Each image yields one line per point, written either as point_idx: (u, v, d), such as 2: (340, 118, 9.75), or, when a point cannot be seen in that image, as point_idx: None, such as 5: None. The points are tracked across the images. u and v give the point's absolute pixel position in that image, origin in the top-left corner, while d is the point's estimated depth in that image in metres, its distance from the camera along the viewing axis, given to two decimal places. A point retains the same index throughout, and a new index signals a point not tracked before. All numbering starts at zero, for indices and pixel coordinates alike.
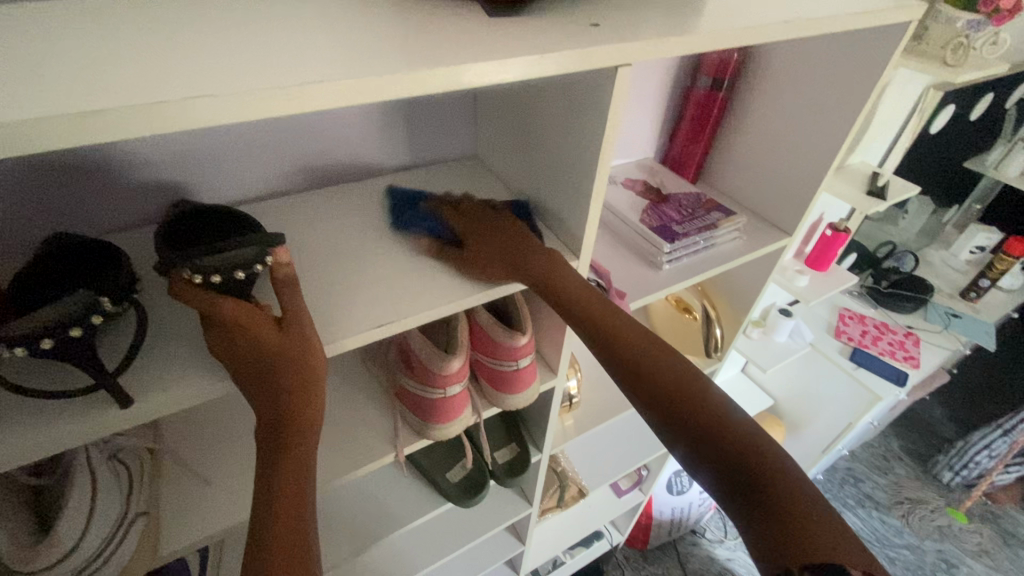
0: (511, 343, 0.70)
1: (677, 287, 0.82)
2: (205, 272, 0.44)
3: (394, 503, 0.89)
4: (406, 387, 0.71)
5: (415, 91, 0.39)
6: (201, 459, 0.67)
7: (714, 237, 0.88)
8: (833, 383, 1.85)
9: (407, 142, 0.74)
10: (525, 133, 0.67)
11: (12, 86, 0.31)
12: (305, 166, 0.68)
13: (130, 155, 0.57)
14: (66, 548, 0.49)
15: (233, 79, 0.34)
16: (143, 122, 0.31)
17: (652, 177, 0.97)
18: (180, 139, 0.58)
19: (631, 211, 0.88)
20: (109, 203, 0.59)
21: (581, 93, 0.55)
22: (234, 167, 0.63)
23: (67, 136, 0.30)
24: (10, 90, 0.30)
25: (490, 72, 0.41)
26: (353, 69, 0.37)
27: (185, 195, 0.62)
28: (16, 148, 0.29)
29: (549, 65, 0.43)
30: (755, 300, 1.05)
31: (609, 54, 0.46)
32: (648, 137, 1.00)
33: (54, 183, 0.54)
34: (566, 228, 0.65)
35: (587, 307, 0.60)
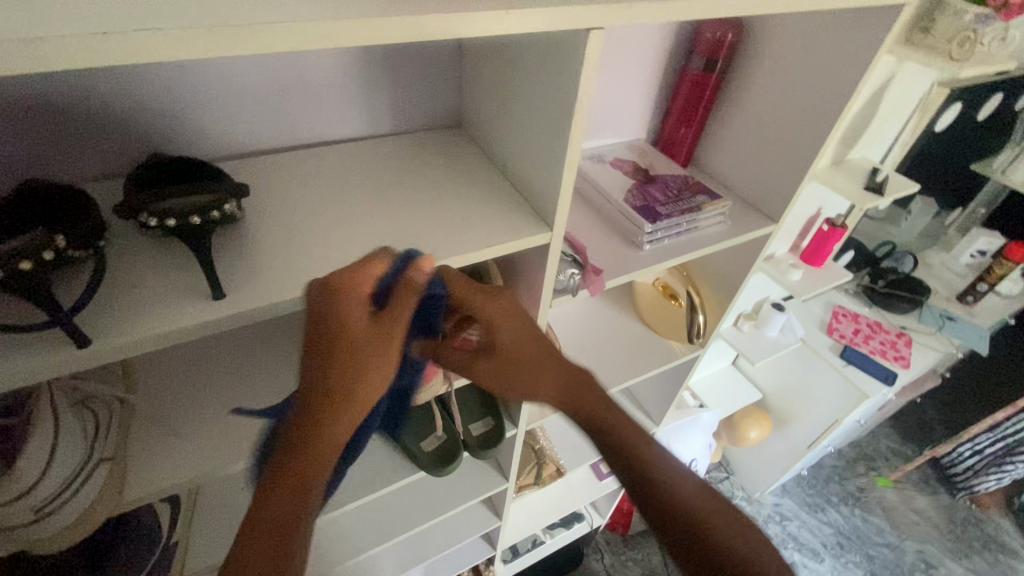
0: None
1: (656, 267, 0.82)
2: (160, 216, 0.45)
3: (368, 467, 0.91)
4: None
5: (374, 40, 0.38)
6: (170, 411, 0.68)
7: (698, 219, 0.87)
8: (821, 379, 1.85)
9: (389, 106, 0.73)
10: (506, 102, 0.67)
11: None
12: (282, 125, 0.68)
13: (104, 103, 0.56)
14: (26, 485, 0.50)
15: (186, 16, 0.34)
16: (87, 53, 0.31)
17: (641, 158, 0.96)
18: (152, 89, 0.57)
19: (616, 190, 0.87)
20: (81, 150, 0.58)
21: (557, 60, 0.55)
22: (209, 121, 0.63)
23: (8, 60, 0.30)
24: None
25: (453, 27, 0.40)
26: (312, 12, 0.37)
27: (159, 146, 0.62)
28: None
29: (518, 22, 0.43)
30: (739, 287, 1.05)
31: (579, 16, 0.45)
32: (640, 117, 0.99)
33: (24, 126, 0.54)
34: (541, 198, 0.65)
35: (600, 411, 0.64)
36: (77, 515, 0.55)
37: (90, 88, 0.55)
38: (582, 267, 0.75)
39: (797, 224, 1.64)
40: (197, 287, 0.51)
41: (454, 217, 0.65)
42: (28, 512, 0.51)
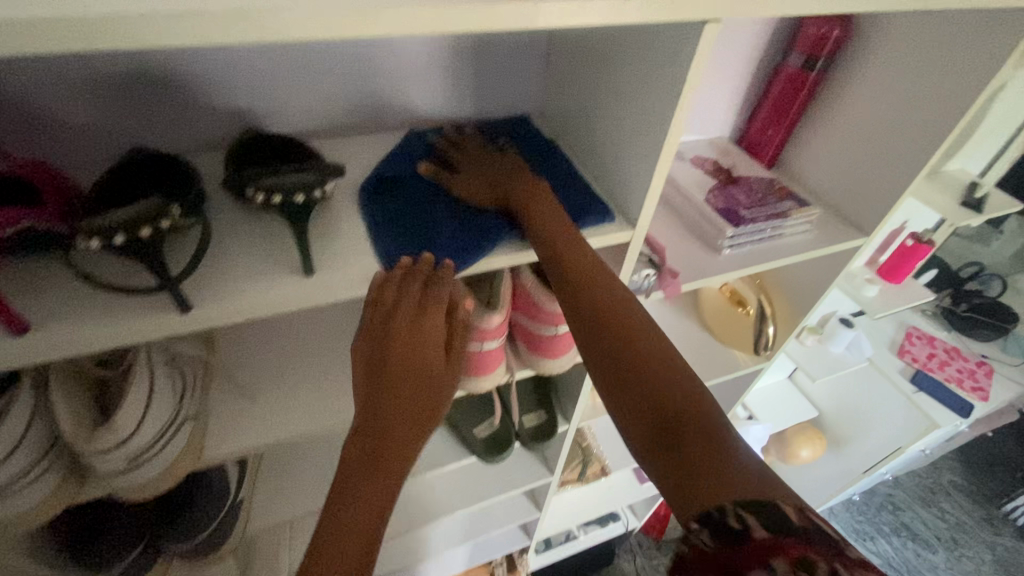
0: (551, 308, 0.69)
1: (734, 274, 0.78)
2: (267, 191, 0.46)
3: (421, 447, 0.92)
4: (517, 321, 0.75)
5: (489, 26, 0.38)
6: (246, 376, 0.71)
7: (783, 227, 0.82)
8: (888, 402, 1.74)
9: (474, 92, 0.73)
10: (595, 94, 0.64)
11: None
12: (370, 106, 0.68)
13: (208, 77, 0.58)
14: (123, 436, 0.53)
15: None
16: (224, 29, 0.32)
17: (724, 157, 0.92)
18: (253, 64, 0.59)
19: (696, 190, 0.84)
20: (186, 121, 0.61)
21: (660, 52, 0.52)
22: (302, 99, 0.64)
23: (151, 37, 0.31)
24: None
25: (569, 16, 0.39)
26: None
27: (255, 121, 0.63)
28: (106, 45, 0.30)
29: (632, 10, 0.41)
30: (816, 300, 1.00)
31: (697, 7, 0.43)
32: (725, 114, 0.94)
33: (137, 96, 0.57)
34: (625, 195, 0.63)
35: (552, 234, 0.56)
36: (163, 468, 0.58)
37: (200, 61, 0.57)
38: (658, 268, 0.72)
39: (877, 236, 1.54)
40: (291, 263, 0.52)
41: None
42: (121, 461, 0.54)
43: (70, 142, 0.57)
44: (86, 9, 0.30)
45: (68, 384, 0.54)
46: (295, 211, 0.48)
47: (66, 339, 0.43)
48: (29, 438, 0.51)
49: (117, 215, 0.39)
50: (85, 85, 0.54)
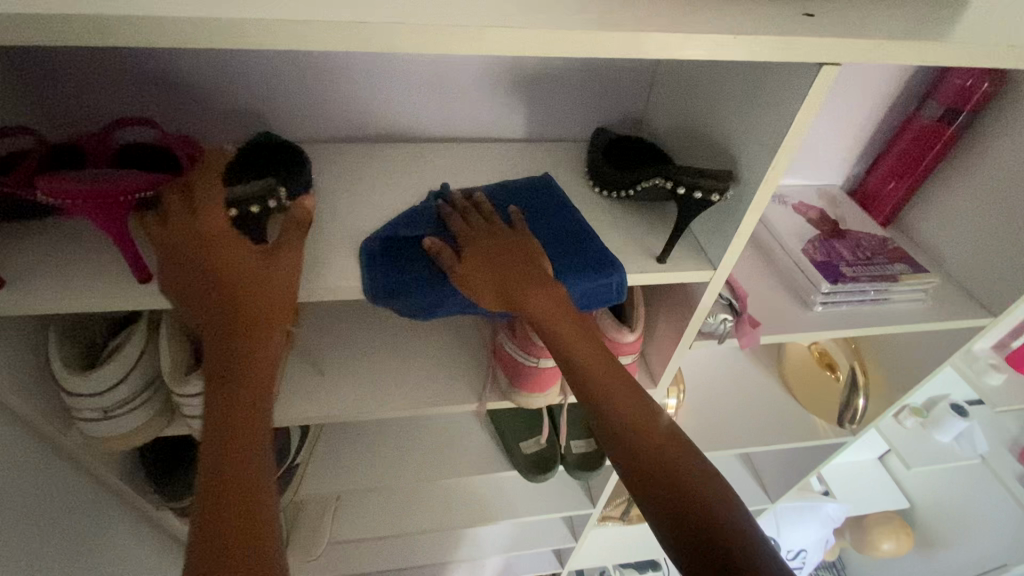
0: (615, 336, 0.65)
1: (825, 334, 0.72)
2: (692, 186, 0.53)
3: (468, 449, 0.94)
4: None
5: (582, 51, 0.40)
6: (322, 351, 0.77)
7: (889, 290, 0.75)
8: (994, 508, 1.52)
9: (573, 111, 0.74)
10: (694, 125, 0.63)
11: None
12: (473, 117, 0.72)
13: (336, 79, 0.65)
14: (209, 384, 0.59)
15: (430, 14, 0.39)
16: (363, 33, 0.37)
17: (831, 207, 0.85)
18: (376, 67, 0.65)
19: (794, 237, 0.78)
20: (311, 118, 0.68)
21: (766, 89, 0.50)
22: (415, 102, 0.69)
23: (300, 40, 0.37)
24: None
25: (659, 47, 0.40)
26: (539, 20, 0.39)
27: (369, 123, 0.70)
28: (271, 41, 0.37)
29: (737, 46, 0.41)
30: (920, 378, 0.90)
31: (801, 47, 0.42)
32: (840, 161, 0.88)
33: (274, 88, 0.64)
34: (709, 232, 0.60)
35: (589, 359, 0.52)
36: None
37: (335, 66, 0.64)
38: (737, 315, 0.68)
39: (1011, 318, 1.33)
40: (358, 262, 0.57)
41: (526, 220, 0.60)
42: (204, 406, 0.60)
43: (219, 125, 0.66)
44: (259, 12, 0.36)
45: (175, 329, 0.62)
46: (677, 225, 0.56)
47: None
48: (133, 371, 0.58)
49: (247, 189, 0.50)
50: (234, 75, 0.62)
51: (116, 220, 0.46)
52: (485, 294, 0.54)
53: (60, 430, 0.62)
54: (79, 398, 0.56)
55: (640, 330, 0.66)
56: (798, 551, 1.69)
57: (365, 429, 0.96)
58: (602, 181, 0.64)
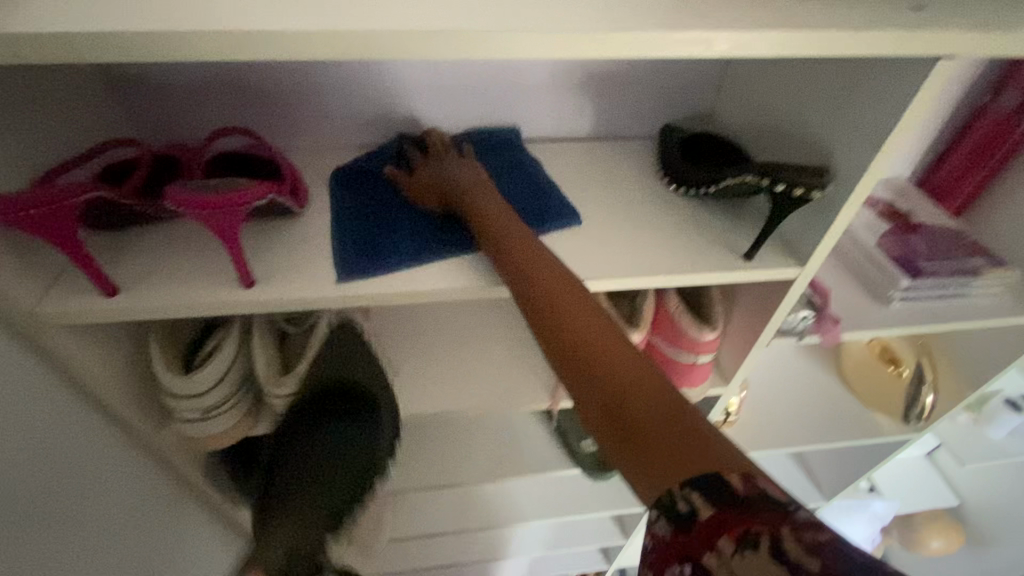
0: (693, 335, 0.65)
1: (903, 330, 0.71)
2: (791, 183, 0.52)
3: (528, 447, 0.95)
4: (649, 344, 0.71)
5: (694, 51, 0.40)
6: (392, 351, 0.78)
7: (970, 285, 0.73)
8: None
9: (640, 109, 0.74)
10: (775, 121, 0.62)
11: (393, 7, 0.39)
12: (542, 118, 0.73)
13: (414, 85, 0.66)
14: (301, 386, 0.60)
15: (549, 18, 0.39)
16: (487, 40, 0.38)
17: (900, 200, 0.84)
18: (452, 72, 0.66)
19: (866, 232, 0.77)
20: (387, 123, 0.69)
21: (865, 85, 0.50)
22: (486, 105, 0.70)
23: (427, 51, 0.38)
24: (396, 10, 0.39)
25: (773, 45, 0.40)
26: (654, 22, 0.40)
27: (441, 126, 0.71)
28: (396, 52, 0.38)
29: (851, 41, 0.41)
30: (993, 373, 0.88)
31: (916, 41, 0.41)
32: (908, 154, 0.86)
33: (355, 95, 0.66)
34: (795, 230, 0.59)
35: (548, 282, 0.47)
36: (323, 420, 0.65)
37: (413, 72, 0.65)
38: (818, 312, 0.67)
39: None
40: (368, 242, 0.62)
41: (592, 230, 0.61)
42: None
43: (299, 131, 0.67)
44: (389, 24, 0.37)
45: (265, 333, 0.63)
46: (768, 224, 0.55)
47: (281, 295, 0.52)
48: (227, 374, 0.60)
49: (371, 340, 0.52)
50: (317, 83, 0.64)
51: (227, 213, 0.47)
52: (429, 195, 0.62)
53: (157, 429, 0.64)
54: (182, 399, 0.59)
55: (718, 329, 0.66)
56: None
57: (425, 428, 0.97)
58: (680, 179, 0.64)
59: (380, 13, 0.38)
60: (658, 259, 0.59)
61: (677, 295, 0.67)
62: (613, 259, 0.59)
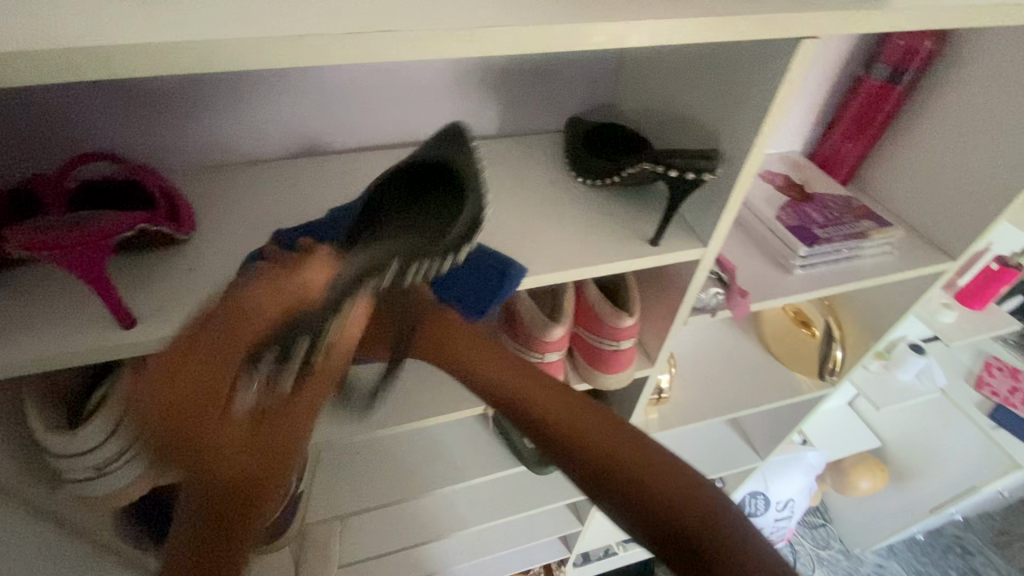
0: (614, 322, 0.66)
1: (807, 296, 0.75)
2: (682, 167, 0.54)
3: (471, 451, 0.94)
4: (576, 334, 0.72)
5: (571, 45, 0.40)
6: None
7: (860, 248, 0.79)
8: (957, 434, 1.62)
9: (543, 102, 0.74)
10: (670, 107, 0.63)
11: (242, 13, 0.35)
12: (445, 118, 0.71)
13: (302, 93, 0.63)
14: None
15: (415, 17, 0.37)
16: (349, 45, 0.35)
17: (795, 173, 0.89)
18: (342, 77, 0.63)
19: (766, 206, 0.81)
20: (278, 134, 0.66)
21: (744, 67, 0.51)
22: (383, 109, 0.68)
23: (285, 59, 0.35)
24: (244, 16, 0.35)
25: (647, 35, 0.40)
26: (527, 16, 0.39)
27: (339, 134, 0.68)
28: (248, 63, 0.35)
29: (720, 28, 0.41)
30: (891, 325, 0.95)
31: (779, 24, 0.43)
32: (799, 128, 0.91)
33: (237, 107, 0.62)
34: (696, 212, 0.61)
35: (500, 380, 0.53)
36: None
37: (300, 79, 0.62)
38: (726, 286, 0.70)
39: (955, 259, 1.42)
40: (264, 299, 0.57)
41: (502, 230, 0.60)
42: None
43: (178, 149, 0.63)
44: (236, 31, 0.34)
45: None
46: (668, 209, 0.57)
47: (168, 333, 0.48)
48: (121, 422, 0.55)
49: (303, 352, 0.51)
50: (191, 96, 0.59)
51: (88, 249, 0.42)
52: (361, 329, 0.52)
53: (46, 492, 0.58)
54: (68, 460, 0.53)
55: (637, 314, 0.67)
56: (786, 501, 1.77)
57: (365, 445, 0.93)
58: (583, 171, 0.64)
59: (227, 20, 0.35)
60: (569, 252, 0.59)
61: (595, 284, 0.68)
62: (524, 257, 0.58)
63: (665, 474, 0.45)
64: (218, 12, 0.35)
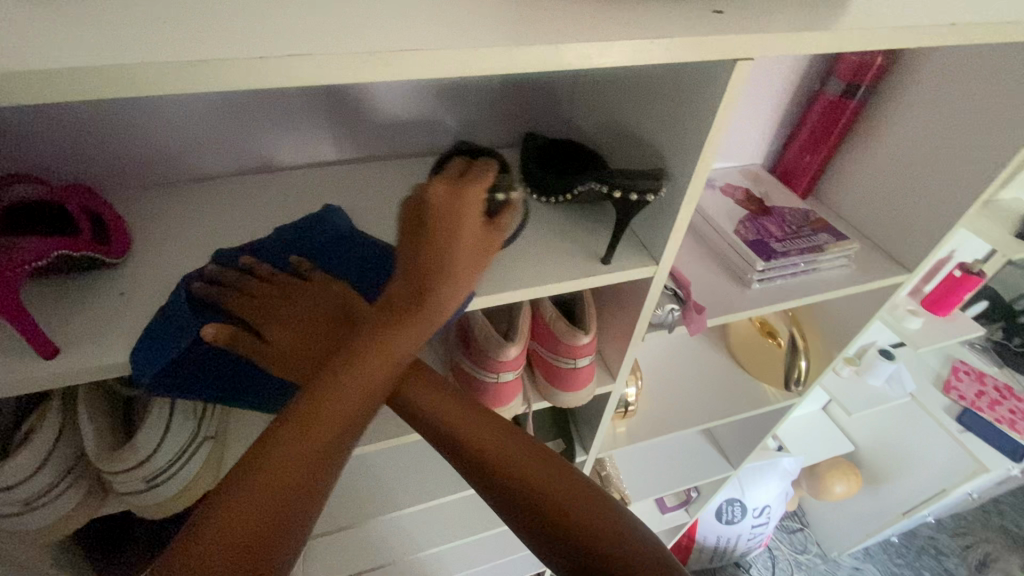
0: (570, 340, 0.65)
1: (765, 309, 0.75)
2: (626, 188, 0.53)
3: (436, 469, 0.92)
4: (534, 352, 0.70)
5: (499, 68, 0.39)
6: None
7: (817, 261, 0.79)
8: (929, 439, 1.62)
9: (498, 117, 0.73)
10: (622, 124, 0.63)
11: (147, 36, 0.34)
12: (398, 134, 0.70)
13: (246, 110, 0.61)
14: (141, 458, 0.54)
15: (334, 40, 0.36)
16: (260, 70, 0.34)
17: (755, 186, 0.89)
18: (288, 94, 0.62)
19: (725, 219, 0.81)
20: (222, 152, 0.64)
21: (687, 87, 0.51)
22: (333, 125, 0.66)
23: (192, 83, 0.33)
24: (149, 39, 0.34)
25: (576, 58, 0.39)
26: (453, 38, 0.38)
27: (287, 151, 0.67)
28: (151, 89, 0.33)
29: (652, 51, 0.41)
30: (854, 335, 0.96)
31: (715, 45, 0.42)
32: (758, 142, 0.92)
33: (178, 125, 0.60)
34: (648, 230, 0.61)
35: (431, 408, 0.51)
36: (179, 488, 0.58)
37: (243, 96, 0.60)
38: (683, 303, 0.70)
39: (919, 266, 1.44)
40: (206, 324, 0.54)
41: None
42: (140, 481, 0.55)
43: (115, 169, 0.60)
44: (137, 56, 0.32)
45: (94, 404, 0.56)
46: (617, 228, 0.56)
47: (92, 363, 0.46)
48: (49, 456, 0.52)
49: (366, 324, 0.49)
50: (126, 115, 0.57)
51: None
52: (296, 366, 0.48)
53: None
54: None
55: (593, 332, 0.66)
56: (762, 507, 1.78)
57: None
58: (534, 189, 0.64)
59: (130, 43, 0.33)
60: (519, 272, 0.58)
61: (551, 302, 0.67)
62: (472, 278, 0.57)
63: (592, 511, 0.43)
64: (121, 35, 0.34)
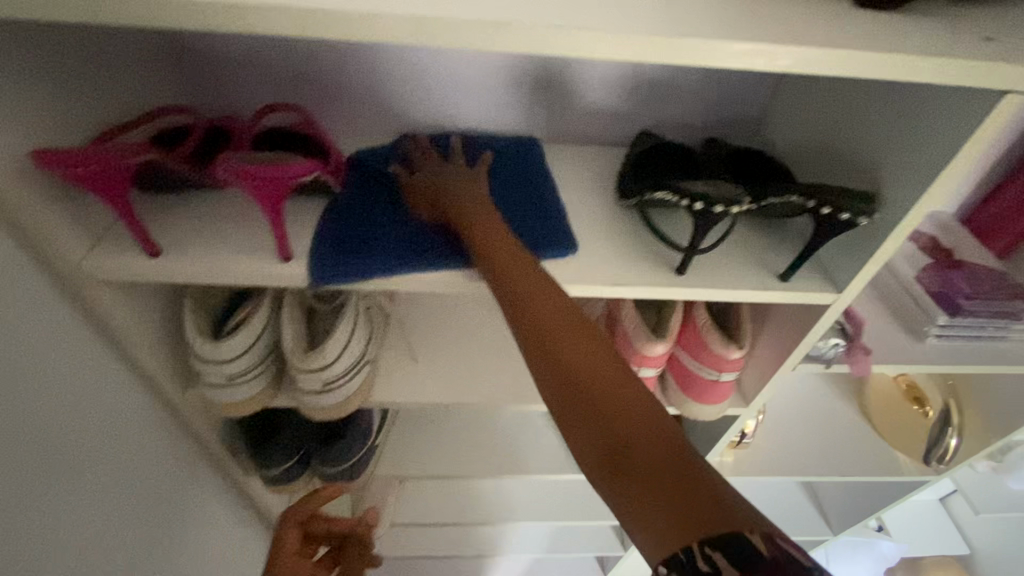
0: (719, 351, 0.65)
1: (936, 368, 0.69)
2: (838, 207, 0.51)
3: (537, 447, 0.95)
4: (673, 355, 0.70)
5: (752, 64, 0.40)
6: (419, 338, 0.79)
7: (1010, 329, 0.72)
8: None
9: (686, 118, 0.73)
10: (830, 143, 0.61)
11: None
12: (587, 119, 0.73)
13: (465, 73, 0.67)
14: (324, 362, 0.61)
15: (608, 19, 0.39)
16: (543, 35, 0.37)
17: (942, 235, 0.81)
18: (502, 65, 0.67)
19: (904, 264, 0.75)
20: (433, 110, 0.70)
21: (926, 112, 0.48)
22: (532, 100, 0.70)
23: (484, 40, 0.38)
24: None
25: (832, 63, 0.39)
26: (716, 29, 0.39)
27: (486, 119, 0.72)
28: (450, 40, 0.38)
29: (912, 67, 0.40)
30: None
31: (986, 71, 0.40)
32: (955, 189, 0.84)
33: (405, 79, 0.67)
34: (837, 256, 0.58)
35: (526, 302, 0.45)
36: (342, 398, 0.66)
37: (465, 62, 0.66)
38: (850, 341, 0.66)
39: None
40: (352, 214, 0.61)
41: (625, 236, 0.61)
42: (318, 383, 0.62)
43: (345, 110, 0.69)
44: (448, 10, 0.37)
45: (294, 309, 0.64)
46: (810, 246, 0.55)
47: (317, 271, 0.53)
48: (256, 341, 0.61)
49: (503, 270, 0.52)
50: (368, 64, 0.65)
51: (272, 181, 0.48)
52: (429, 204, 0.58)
53: (180, 389, 0.66)
54: (209, 364, 0.60)
55: (745, 349, 0.65)
56: None
57: (438, 416, 0.98)
58: None
59: None
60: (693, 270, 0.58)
61: (706, 308, 0.67)
62: (646, 266, 0.58)
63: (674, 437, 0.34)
64: None
